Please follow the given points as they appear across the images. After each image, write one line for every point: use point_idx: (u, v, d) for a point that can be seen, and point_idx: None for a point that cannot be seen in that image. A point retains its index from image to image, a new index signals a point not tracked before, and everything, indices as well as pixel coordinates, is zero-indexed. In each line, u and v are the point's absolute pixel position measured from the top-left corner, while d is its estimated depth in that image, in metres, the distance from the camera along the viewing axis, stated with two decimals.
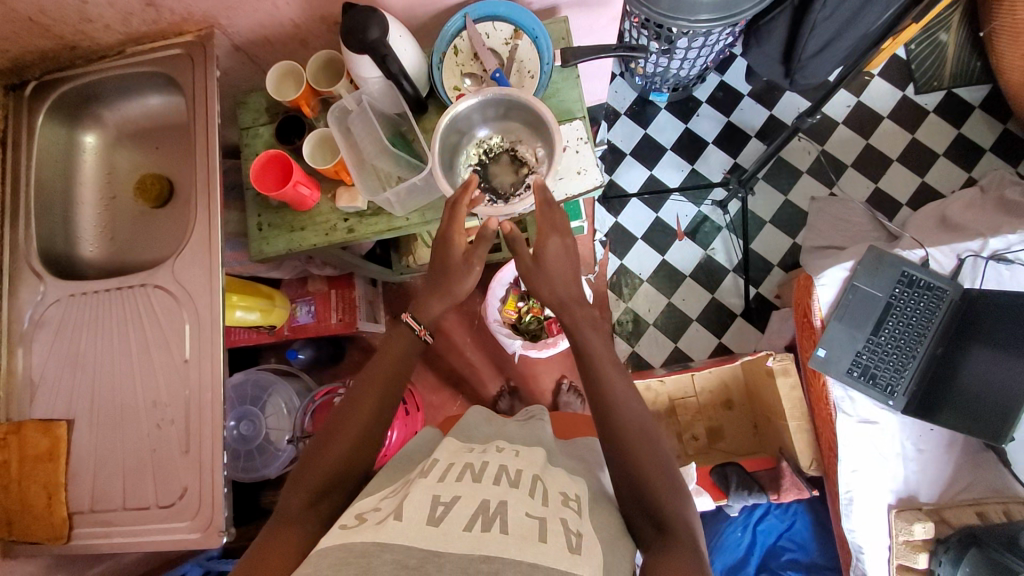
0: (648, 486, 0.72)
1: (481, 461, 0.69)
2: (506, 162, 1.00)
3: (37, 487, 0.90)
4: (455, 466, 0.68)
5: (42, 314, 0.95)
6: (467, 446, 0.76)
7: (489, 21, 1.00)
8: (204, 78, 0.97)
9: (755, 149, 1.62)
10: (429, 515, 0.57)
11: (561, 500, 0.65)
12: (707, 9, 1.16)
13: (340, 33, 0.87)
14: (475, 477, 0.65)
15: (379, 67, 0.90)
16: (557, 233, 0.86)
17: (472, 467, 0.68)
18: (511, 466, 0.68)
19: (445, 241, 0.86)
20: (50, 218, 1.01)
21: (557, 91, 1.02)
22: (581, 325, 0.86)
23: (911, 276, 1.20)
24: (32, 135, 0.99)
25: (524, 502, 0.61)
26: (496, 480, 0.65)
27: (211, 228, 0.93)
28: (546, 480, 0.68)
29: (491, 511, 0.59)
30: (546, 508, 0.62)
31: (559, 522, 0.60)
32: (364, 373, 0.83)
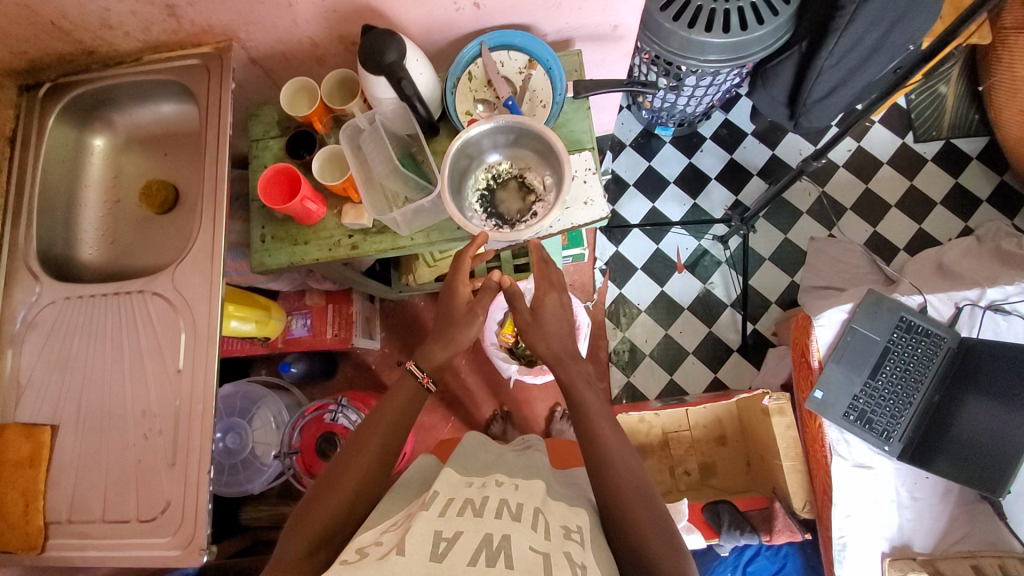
0: (639, 528, 0.73)
1: (482, 496, 0.68)
2: (514, 188, 1.00)
3: (15, 494, 0.87)
4: (455, 502, 0.67)
5: (35, 315, 0.94)
6: (467, 480, 0.75)
7: (504, 50, 1.02)
8: (218, 91, 0.98)
9: (757, 187, 1.64)
10: (430, 551, 0.56)
11: (563, 534, 0.65)
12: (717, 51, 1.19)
13: (358, 54, 0.89)
14: (477, 512, 0.64)
15: (394, 89, 0.90)
16: (555, 290, 0.94)
17: (473, 503, 0.66)
18: (513, 501, 0.67)
19: (451, 290, 0.94)
20: (51, 219, 1.00)
21: (569, 122, 1.03)
22: (577, 381, 0.90)
23: (909, 321, 1.19)
24: (42, 136, 1.00)
25: (526, 535, 0.60)
26: (498, 514, 0.64)
27: (215, 238, 0.92)
28: (547, 513, 0.68)
29: (494, 547, 0.57)
30: (549, 542, 0.61)
31: (563, 553, 0.60)
32: (363, 427, 0.85)
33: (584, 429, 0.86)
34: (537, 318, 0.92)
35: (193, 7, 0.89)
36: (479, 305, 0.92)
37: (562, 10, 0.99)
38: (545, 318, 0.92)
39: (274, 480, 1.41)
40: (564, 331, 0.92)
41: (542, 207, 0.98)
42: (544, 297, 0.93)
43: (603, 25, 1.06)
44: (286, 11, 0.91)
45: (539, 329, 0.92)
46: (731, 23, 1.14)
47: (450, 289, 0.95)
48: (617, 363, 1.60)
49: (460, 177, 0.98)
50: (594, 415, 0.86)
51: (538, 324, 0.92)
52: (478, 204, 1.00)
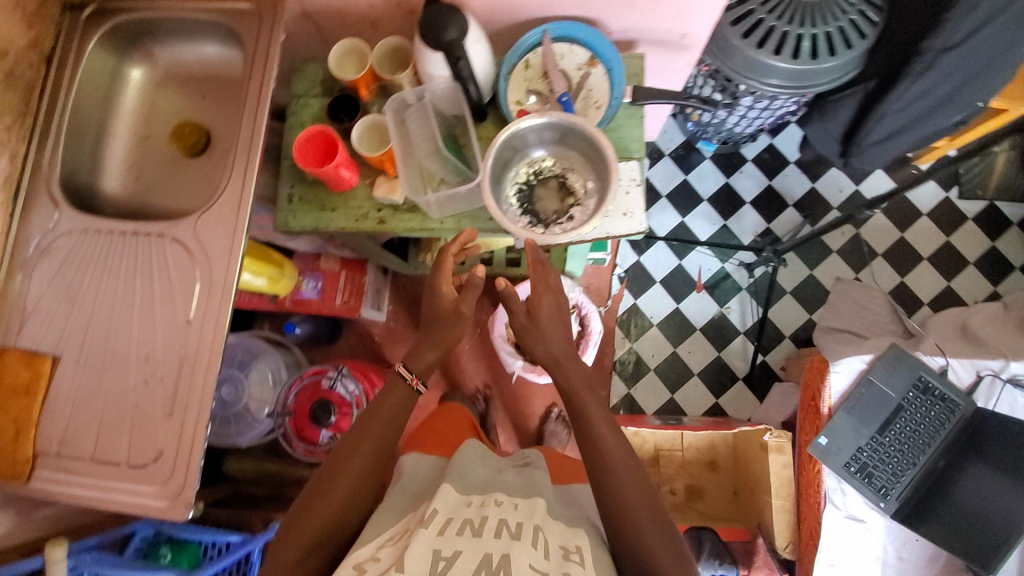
0: (646, 547, 0.72)
1: (481, 515, 0.70)
2: (553, 187, 0.97)
3: (8, 419, 0.86)
4: (455, 522, 0.68)
5: (50, 242, 0.92)
6: (468, 500, 0.75)
7: (566, 44, 0.98)
8: (266, 41, 0.94)
9: (791, 218, 1.61)
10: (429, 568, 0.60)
11: (562, 554, 0.66)
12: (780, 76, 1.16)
13: (418, 25, 0.85)
14: (477, 531, 0.66)
15: (450, 68, 0.87)
16: (551, 292, 0.92)
17: (473, 523, 0.68)
18: (513, 521, 0.69)
19: (435, 290, 0.94)
20: (78, 146, 0.98)
21: (620, 127, 0.99)
22: (590, 395, 0.87)
23: (927, 383, 1.17)
24: (79, 60, 0.97)
25: (525, 555, 0.62)
26: (497, 534, 0.66)
27: (243, 192, 0.89)
28: (546, 530, 0.69)
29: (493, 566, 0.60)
30: (548, 562, 0.63)
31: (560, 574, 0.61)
32: (354, 432, 0.85)
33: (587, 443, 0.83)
34: (547, 323, 0.90)
35: None
36: (464, 303, 0.92)
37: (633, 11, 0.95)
38: (541, 321, 0.90)
39: (264, 436, 1.41)
40: (562, 336, 0.90)
41: (580, 212, 0.95)
42: (540, 299, 0.90)
43: (670, 32, 1.02)
44: None
45: (557, 335, 0.89)
46: (802, 49, 1.12)
47: (434, 291, 0.95)
48: (620, 373, 1.58)
49: (501, 169, 0.94)
50: (597, 422, 0.83)
51: (559, 330, 0.90)
52: (515, 198, 0.97)
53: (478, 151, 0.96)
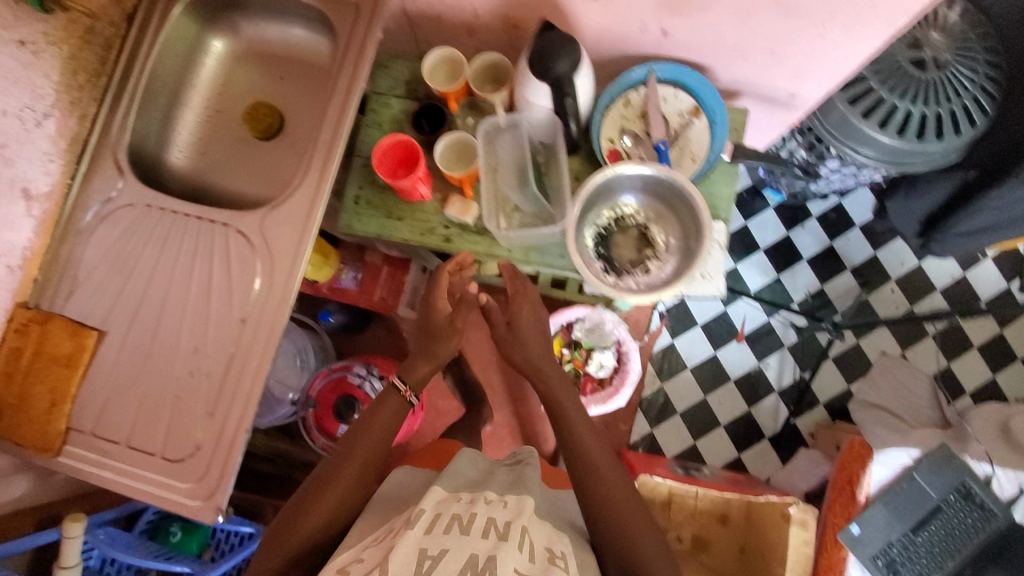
0: None
1: (470, 512, 0.69)
2: (633, 236, 0.92)
3: (44, 389, 0.84)
4: (442, 517, 0.68)
5: (109, 211, 0.88)
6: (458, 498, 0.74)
7: (672, 87, 0.93)
8: (361, 37, 0.90)
9: (845, 282, 1.55)
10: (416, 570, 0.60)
11: (547, 557, 0.66)
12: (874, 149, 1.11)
13: (528, 51, 0.81)
14: (462, 528, 0.65)
15: (555, 102, 0.83)
16: (529, 303, 0.92)
17: (460, 518, 0.68)
18: (499, 519, 0.68)
19: (431, 305, 0.94)
20: (149, 112, 0.94)
21: (711, 183, 0.94)
22: None
23: (970, 488, 1.14)
24: (161, 25, 0.92)
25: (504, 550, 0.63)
26: (483, 533, 0.65)
27: (317, 196, 0.87)
28: (532, 531, 0.69)
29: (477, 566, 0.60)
30: (531, 564, 0.63)
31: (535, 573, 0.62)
32: (348, 439, 0.85)
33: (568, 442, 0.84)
34: None
35: None
36: (458, 318, 0.92)
37: (747, 65, 0.91)
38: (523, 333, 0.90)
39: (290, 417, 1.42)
40: (540, 344, 0.93)
41: (657, 268, 0.90)
42: None
43: (779, 90, 0.96)
44: None
45: None
46: (910, 126, 1.06)
47: (429, 308, 0.95)
48: (646, 411, 1.55)
49: (582, 209, 0.90)
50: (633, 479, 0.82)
51: None
52: (591, 240, 0.92)
53: (564, 187, 0.91)
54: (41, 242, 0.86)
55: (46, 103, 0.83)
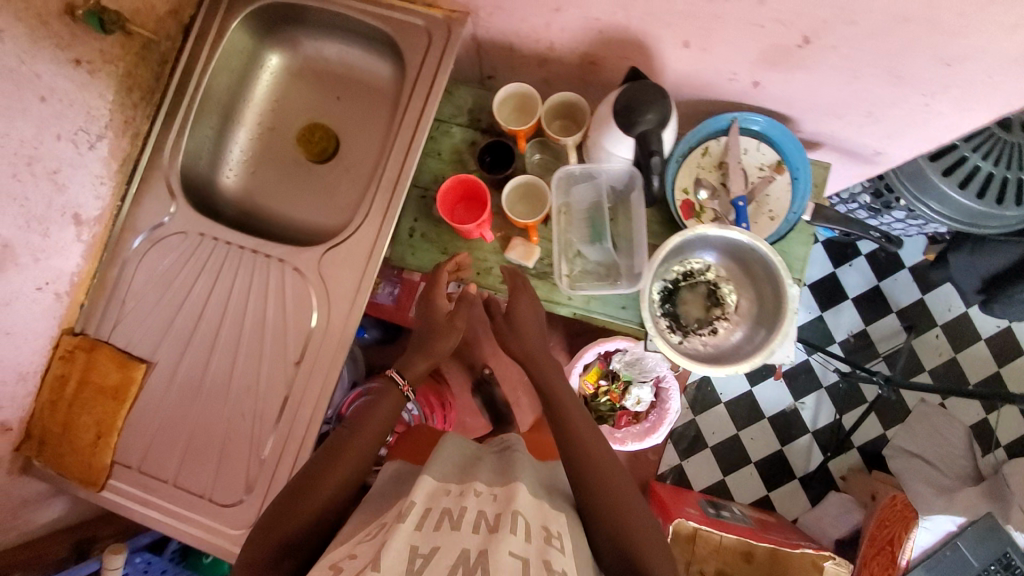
0: None
1: (460, 504, 0.56)
2: (702, 294, 0.88)
3: (89, 420, 0.81)
4: (433, 512, 0.54)
5: (160, 236, 0.84)
6: (447, 488, 0.59)
7: (756, 140, 0.88)
8: (431, 68, 0.85)
9: (890, 325, 1.51)
10: (406, 568, 0.47)
11: (544, 537, 0.55)
12: (939, 202, 1.05)
13: (614, 98, 0.77)
14: (454, 524, 0.52)
15: (638, 152, 0.78)
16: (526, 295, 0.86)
17: (451, 512, 0.55)
18: (493, 512, 0.55)
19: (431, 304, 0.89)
20: (202, 130, 0.90)
21: (789, 244, 0.89)
22: None
23: (1011, 560, 1.10)
24: (219, 39, 0.88)
25: (503, 539, 0.50)
26: (474, 528, 0.52)
27: (379, 235, 0.83)
28: (527, 510, 0.57)
29: (473, 564, 0.48)
30: (529, 547, 0.51)
31: (539, 564, 0.50)
32: (342, 437, 0.73)
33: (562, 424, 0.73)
34: None
35: None
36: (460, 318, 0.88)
37: (836, 121, 0.86)
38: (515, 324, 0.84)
39: None
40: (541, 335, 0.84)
41: (726, 328, 0.87)
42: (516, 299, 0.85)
43: (864, 146, 0.91)
44: (548, 13, 0.79)
45: None
46: (990, 189, 1.00)
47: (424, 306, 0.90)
48: (676, 443, 1.53)
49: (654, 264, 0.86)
50: None
51: None
52: (658, 297, 0.88)
53: (638, 236, 0.87)
54: (89, 265, 0.83)
55: (100, 125, 0.78)
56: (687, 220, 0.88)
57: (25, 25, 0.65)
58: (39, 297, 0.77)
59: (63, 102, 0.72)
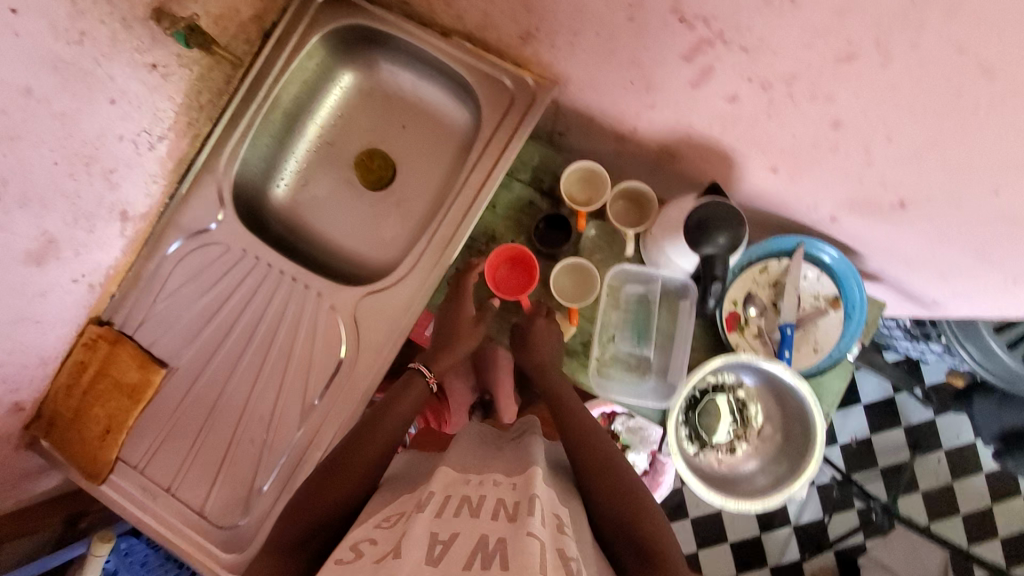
0: None
1: (478, 493, 0.53)
2: (725, 409, 0.86)
3: (100, 413, 0.81)
4: (452, 501, 0.52)
5: (202, 243, 0.83)
6: (466, 476, 0.58)
7: (818, 269, 0.85)
8: (507, 131, 0.83)
9: (894, 438, 1.49)
10: (424, 553, 0.44)
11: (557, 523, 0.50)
12: (978, 349, 1.02)
13: (692, 207, 0.74)
14: (472, 512, 0.49)
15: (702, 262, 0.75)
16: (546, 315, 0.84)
17: (470, 502, 0.52)
18: (511, 500, 0.52)
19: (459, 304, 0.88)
20: (261, 138, 0.87)
21: (822, 376, 0.87)
22: None
23: None
24: (297, 51, 0.84)
25: (523, 522, 0.47)
26: (493, 518, 0.49)
27: (420, 291, 0.82)
28: (541, 495, 0.53)
29: (492, 550, 0.44)
30: (544, 529, 0.47)
31: (555, 552, 0.45)
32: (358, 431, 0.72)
33: (583, 425, 0.69)
34: None
35: (550, 46, 0.73)
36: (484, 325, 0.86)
37: (904, 268, 0.83)
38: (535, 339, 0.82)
39: None
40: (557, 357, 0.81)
41: (743, 448, 0.86)
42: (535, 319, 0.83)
43: (924, 293, 0.88)
44: (638, 103, 0.75)
45: None
46: None
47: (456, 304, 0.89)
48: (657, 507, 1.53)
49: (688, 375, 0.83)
50: None
51: None
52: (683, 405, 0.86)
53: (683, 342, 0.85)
54: (126, 259, 0.82)
55: (163, 126, 0.76)
56: (729, 331, 0.86)
57: (109, 28, 0.63)
58: (73, 289, 0.76)
59: (132, 105, 0.70)
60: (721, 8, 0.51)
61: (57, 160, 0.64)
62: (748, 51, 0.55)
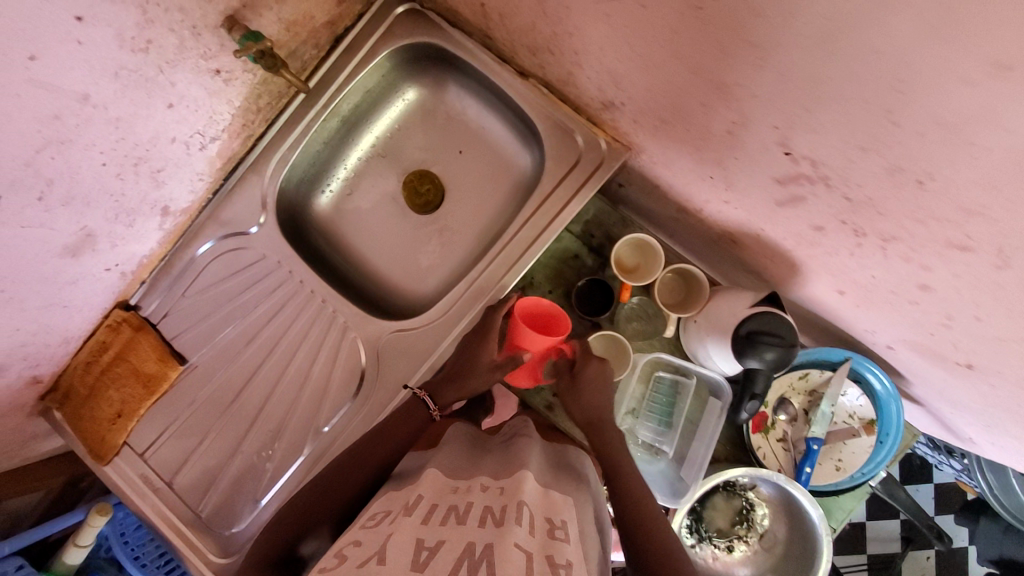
0: None
1: (465, 501, 0.51)
2: (732, 508, 0.84)
3: (113, 398, 0.80)
4: (438, 509, 0.50)
5: (238, 246, 0.82)
6: (453, 484, 0.56)
7: (859, 389, 0.82)
8: (567, 190, 0.79)
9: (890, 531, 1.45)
10: (410, 560, 0.42)
11: (546, 528, 0.48)
12: (996, 478, 1.01)
13: (750, 310, 0.71)
14: (459, 521, 0.47)
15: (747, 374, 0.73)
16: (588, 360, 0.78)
17: (457, 510, 0.50)
18: (499, 507, 0.50)
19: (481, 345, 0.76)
20: (313, 145, 0.84)
21: (839, 495, 0.84)
22: None
23: None
24: (364, 63, 0.80)
25: (509, 530, 0.45)
26: (480, 523, 0.47)
27: (447, 337, 0.80)
28: (525, 496, 0.51)
29: (478, 558, 0.42)
30: (531, 538, 0.46)
31: (544, 560, 0.43)
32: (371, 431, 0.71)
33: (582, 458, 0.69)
34: None
35: (627, 115, 0.69)
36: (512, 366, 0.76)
37: (949, 408, 0.79)
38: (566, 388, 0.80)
39: None
40: None
41: (741, 550, 0.84)
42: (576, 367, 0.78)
43: (962, 430, 0.84)
44: (711, 192, 0.71)
45: None
46: None
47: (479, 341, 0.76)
48: None
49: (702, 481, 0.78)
50: None
51: None
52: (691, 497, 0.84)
53: (705, 437, 0.79)
54: (161, 250, 0.81)
55: (217, 128, 0.74)
56: (754, 432, 0.83)
57: (178, 36, 0.59)
58: (105, 277, 0.74)
59: (189, 109, 0.67)
60: (832, 159, 0.46)
61: (104, 161, 0.61)
62: (849, 201, 0.50)
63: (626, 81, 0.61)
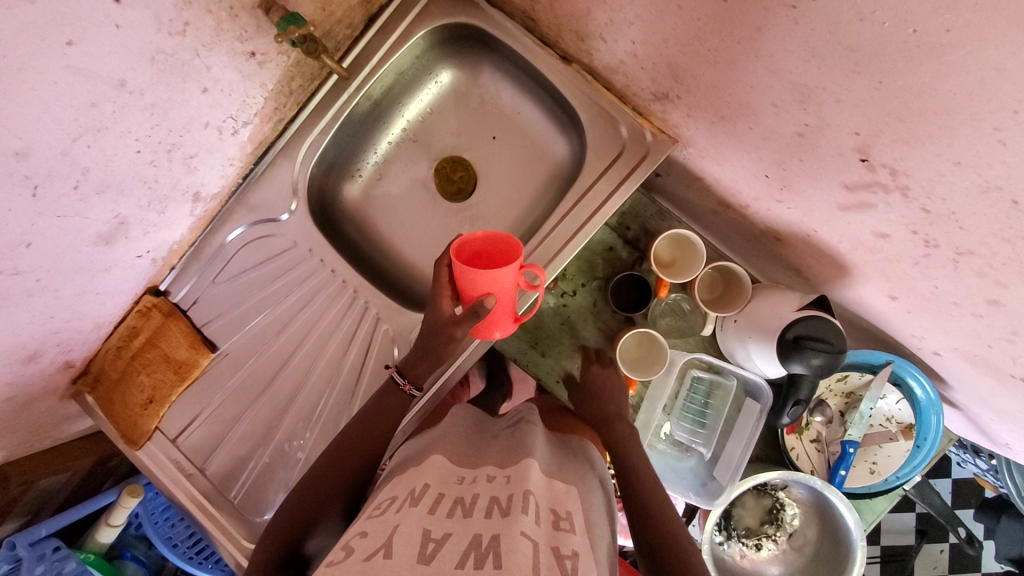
0: None
1: (471, 492, 0.50)
2: (761, 506, 0.84)
3: (143, 383, 0.79)
4: (445, 500, 0.49)
5: (267, 232, 0.80)
6: (459, 473, 0.54)
7: (900, 393, 0.80)
8: (608, 183, 0.76)
9: None
10: (417, 552, 0.41)
11: (552, 519, 0.47)
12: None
13: (800, 311, 0.69)
14: (466, 512, 0.46)
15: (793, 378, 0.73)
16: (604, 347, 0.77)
17: (463, 503, 0.48)
18: (505, 497, 0.48)
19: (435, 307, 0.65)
20: (344, 130, 0.81)
21: (869, 497, 0.84)
22: None
23: None
24: (399, 45, 0.77)
25: (516, 520, 0.44)
26: (486, 515, 0.46)
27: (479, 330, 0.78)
28: (530, 484, 0.50)
29: (485, 550, 0.41)
30: (539, 529, 0.45)
31: (549, 550, 0.43)
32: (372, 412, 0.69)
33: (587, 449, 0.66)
34: None
35: (676, 105, 0.65)
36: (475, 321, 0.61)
37: (994, 420, 0.76)
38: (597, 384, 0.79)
39: None
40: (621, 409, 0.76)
41: (770, 549, 0.84)
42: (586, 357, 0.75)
43: (1005, 441, 0.81)
44: (761, 190, 0.68)
45: None
46: None
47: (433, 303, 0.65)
48: None
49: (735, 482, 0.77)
50: None
51: None
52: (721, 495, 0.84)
53: (736, 435, 0.79)
54: (191, 235, 0.79)
55: (250, 112, 0.71)
56: (789, 433, 0.82)
57: (214, 18, 0.57)
58: (136, 265, 0.73)
59: (223, 92, 0.65)
60: (918, 168, 0.44)
61: (138, 149, 0.59)
62: (926, 212, 0.47)
63: (684, 72, 0.58)
